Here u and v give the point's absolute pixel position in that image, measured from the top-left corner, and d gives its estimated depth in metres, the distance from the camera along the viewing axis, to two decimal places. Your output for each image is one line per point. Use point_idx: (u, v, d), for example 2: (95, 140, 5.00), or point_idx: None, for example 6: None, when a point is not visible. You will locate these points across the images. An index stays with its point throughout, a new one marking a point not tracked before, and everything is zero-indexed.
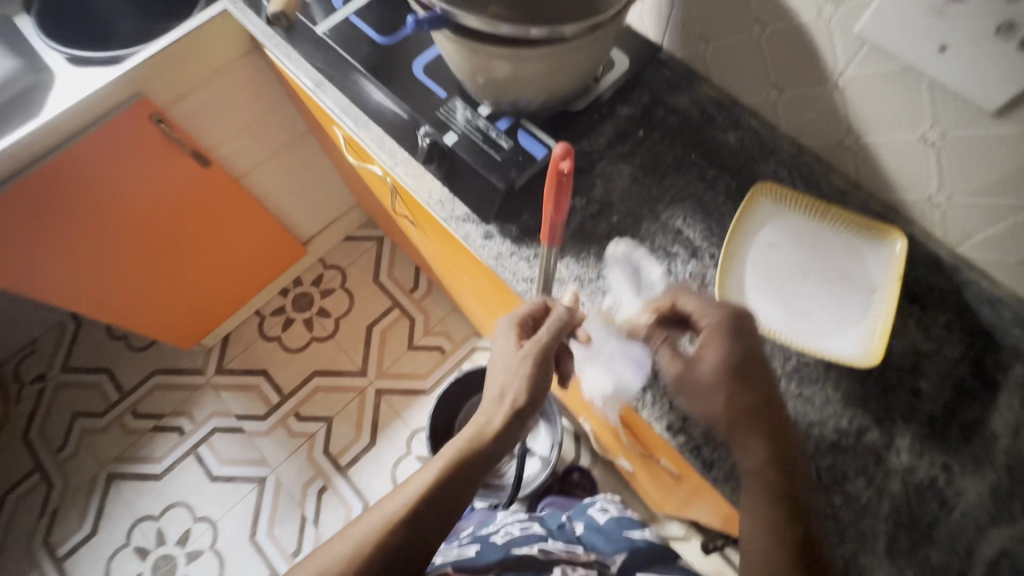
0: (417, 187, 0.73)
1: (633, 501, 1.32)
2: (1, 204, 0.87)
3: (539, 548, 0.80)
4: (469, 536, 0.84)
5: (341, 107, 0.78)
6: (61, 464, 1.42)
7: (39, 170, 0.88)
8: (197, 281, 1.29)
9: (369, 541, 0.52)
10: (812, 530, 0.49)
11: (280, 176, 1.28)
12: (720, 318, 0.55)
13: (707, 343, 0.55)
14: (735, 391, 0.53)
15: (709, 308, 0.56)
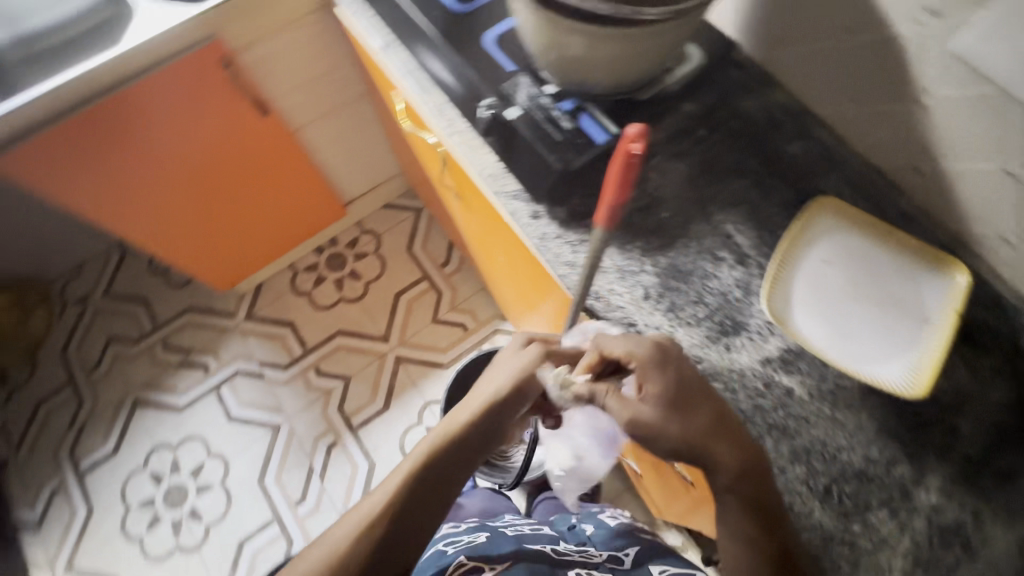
0: (470, 157, 0.72)
1: (635, 504, 1.32)
2: (74, 128, 0.91)
3: (551, 547, 0.81)
4: (480, 524, 0.85)
5: (407, 69, 0.79)
6: (93, 382, 1.49)
7: (112, 99, 0.91)
8: (239, 228, 1.33)
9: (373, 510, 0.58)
10: (781, 539, 0.54)
11: (333, 134, 1.29)
12: (645, 354, 0.56)
13: (644, 378, 0.56)
14: (685, 418, 0.55)
15: (633, 347, 0.57)
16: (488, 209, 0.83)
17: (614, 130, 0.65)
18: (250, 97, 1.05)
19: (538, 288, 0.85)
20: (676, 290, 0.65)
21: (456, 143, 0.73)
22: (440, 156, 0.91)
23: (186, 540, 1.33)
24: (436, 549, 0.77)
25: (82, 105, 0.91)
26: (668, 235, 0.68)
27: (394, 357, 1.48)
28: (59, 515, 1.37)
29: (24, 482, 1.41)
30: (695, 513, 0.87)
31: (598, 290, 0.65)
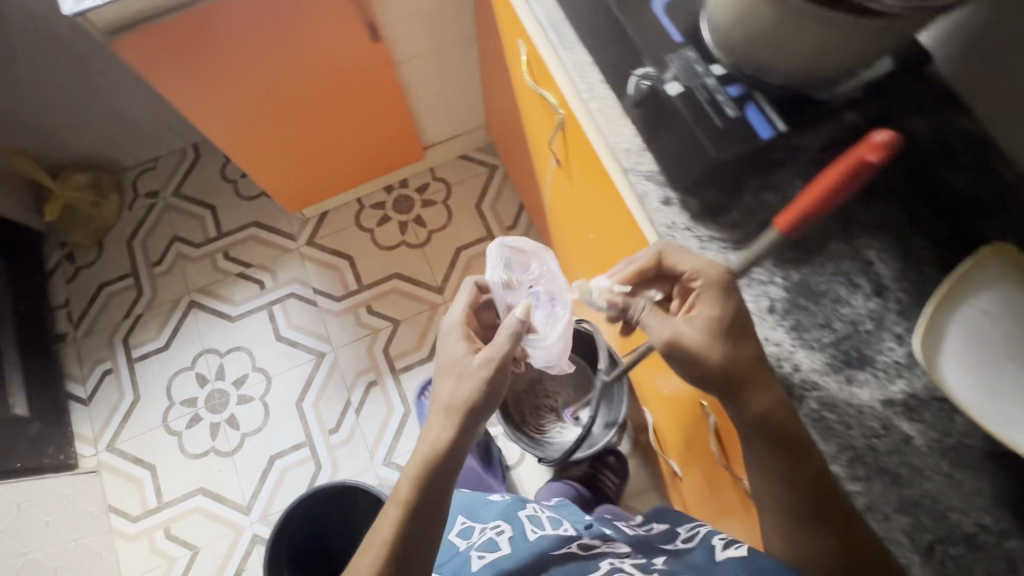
0: (606, 127, 0.69)
1: (659, 503, 1.31)
2: (195, 27, 0.87)
3: (578, 545, 0.85)
4: (502, 519, 0.98)
5: (552, 21, 0.75)
6: (154, 277, 1.53)
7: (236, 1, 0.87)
8: (318, 152, 1.31)
9: (420, 458, 0.75)
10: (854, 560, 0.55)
11: (432, 74, 1.25)
12: (715, 275, 0.58)
13: (700, 298, 0.59)
14: (737, 346, 0.57)
15: (702, 266, 0.59)
16: (601, 183, 0.80)
17: (780, 127, 0.58)
18: (365, 22, 1.01)
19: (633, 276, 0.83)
20: (803, 308, 0.61)
21: (593, 111, 0.70)
22: (557, 119, 0.88)
23: (221, 445, 1.38)
24: (463, 550, 0.93)
25: (199, 2, 0.86)
26: (804, 249, 0.63)
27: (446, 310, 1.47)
28: (108, 396, 1.43)
29: (80, 358, 1.47)
30: (738, 521, 0.87)
31: None
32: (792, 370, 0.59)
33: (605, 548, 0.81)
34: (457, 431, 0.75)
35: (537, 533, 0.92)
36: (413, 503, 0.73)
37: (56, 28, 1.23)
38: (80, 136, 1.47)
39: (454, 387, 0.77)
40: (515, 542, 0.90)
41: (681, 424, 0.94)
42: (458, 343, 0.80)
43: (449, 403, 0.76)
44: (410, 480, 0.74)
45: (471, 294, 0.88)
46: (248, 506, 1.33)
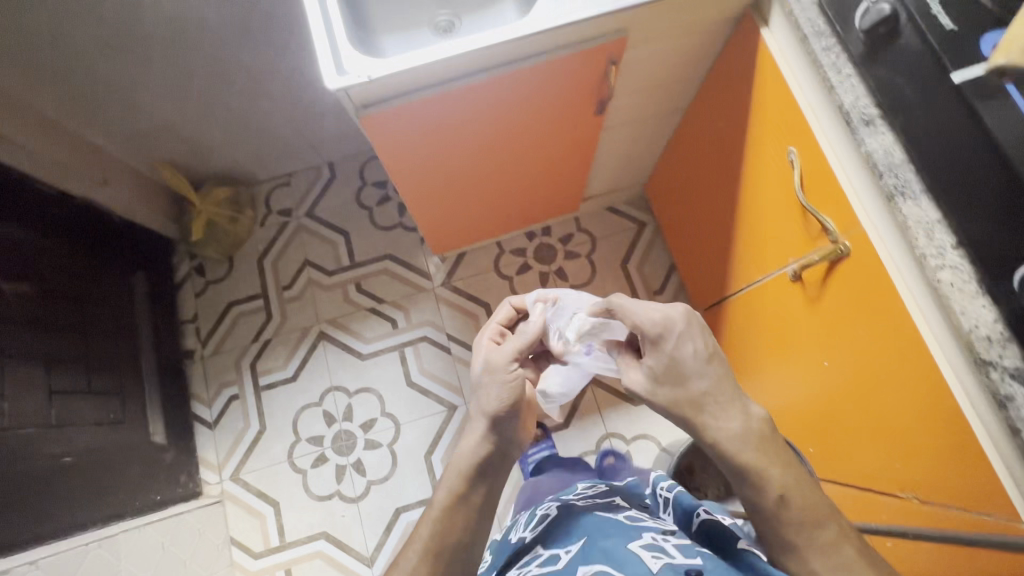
0: (954, 301, 0.60)
1: None
2: (425, 107, 0.79)
3: (624, 517, 0.76)
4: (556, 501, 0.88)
5: (888, 161, 0.64)
6: (284, 302, 1.48)
7: (474, 82, 0.78)
8: (487, 208, 1.22)
9: (464, 467, 0.75)
10: None
11: (625, 138, 1.14)
12: (640, 326, 0.69)
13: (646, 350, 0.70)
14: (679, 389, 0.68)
15: (633, 316, 0.70)
16: (900, 341, 0.70)
17: None
18: (600, 96, 0.91)
19: (905, 444, 0.73)
20: None
21: (942, 282, 0.60)
22: (827, 247, 0.78)
23: (347, 490, 1.34)
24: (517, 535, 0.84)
25: (434, 84, 0.77)
26: None
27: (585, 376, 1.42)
28: (233, 422, 1.40)
29: (205, 379, 1.43)
30: None
31: None
32: None
33: (652, 524, 0.73)
34: (485, 439, 0.76)
35: (587, 502, 0.83)
36: (450, 506, 0.73)
37: (241, 53, 1.17)
38: (229, 151, 1.42)
39: (480, 397, 0.78)
40: (562, 510, 0.82)
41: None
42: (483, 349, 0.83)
43: (476, 408, 0.78)
44: (447, 487, 0.74)
45: (508, 315, 0.90)
46: (371, 559, 1.30)
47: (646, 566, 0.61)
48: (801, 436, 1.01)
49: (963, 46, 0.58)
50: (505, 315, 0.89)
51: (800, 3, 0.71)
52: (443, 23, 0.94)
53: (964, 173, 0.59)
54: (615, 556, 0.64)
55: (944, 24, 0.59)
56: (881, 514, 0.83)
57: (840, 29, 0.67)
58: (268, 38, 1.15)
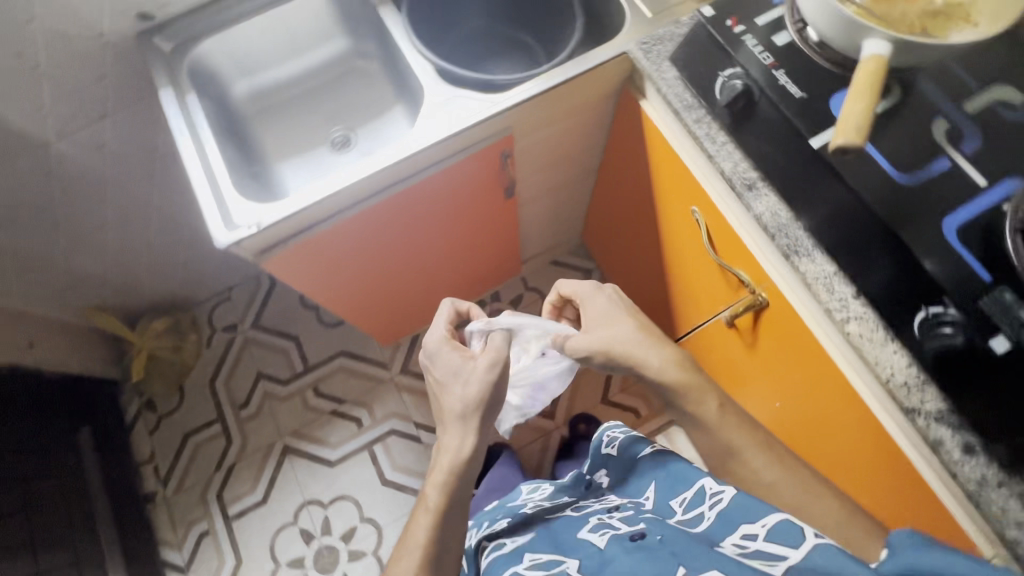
0: (868, 352, 0.60)
1: None
2: (330, 233, 0.79)
3: (571, 506, 0.78)
4: (502, 512, 0.86)
5: (776, 222, 0.65)
6: (242, 421, 1.43)
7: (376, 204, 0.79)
8: (426, 295, 1.20)
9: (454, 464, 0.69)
10: None
11: (547, 206, 1.16)
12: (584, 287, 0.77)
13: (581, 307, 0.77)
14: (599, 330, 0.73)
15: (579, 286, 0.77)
16: (833, 385, 0.70)
17: None
18: (506, 182, 0.92)
19: (866, 484, 0.72)
20: None
21: (852, 333, 0.60)
22: (748, 299, 0.78)
23: None
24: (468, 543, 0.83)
25: (337, 214, 0.78)
26: None
27: (560, 435, 1.38)
28: (207, 562, 1.33)
29: (171, 521, 1.36)
30: None
31: None
32: None
33: (598, 506, 0.75)
34: (478, 437, 0.70)
35: (536, 506, 0.81)
36: (443, 510, 0.69)
37: (151, 194, 1.16)
38: (159, 283, 1.39)
39: (459, 395, 0.70)
40: (512, 519, 0.81)
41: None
42: (449, 352, 0.73)
43: (452, 408, 0.70)
44: (438, 488, 0.69)
45: (451, 315, 0.81)
46: None
47: (595, 545, 0.64)
48: None
49: (817, 111, 0.61)
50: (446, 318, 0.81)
51: (666, 79, 0.73)
52: (338, 139, 0.95)
53: (845, 232, 0.61)
54: (564, 546, 0.67)
55: (793, 93, 0.62)
56: None
57: (706, 102, 0.69)
58: (176, 176, 1.15)
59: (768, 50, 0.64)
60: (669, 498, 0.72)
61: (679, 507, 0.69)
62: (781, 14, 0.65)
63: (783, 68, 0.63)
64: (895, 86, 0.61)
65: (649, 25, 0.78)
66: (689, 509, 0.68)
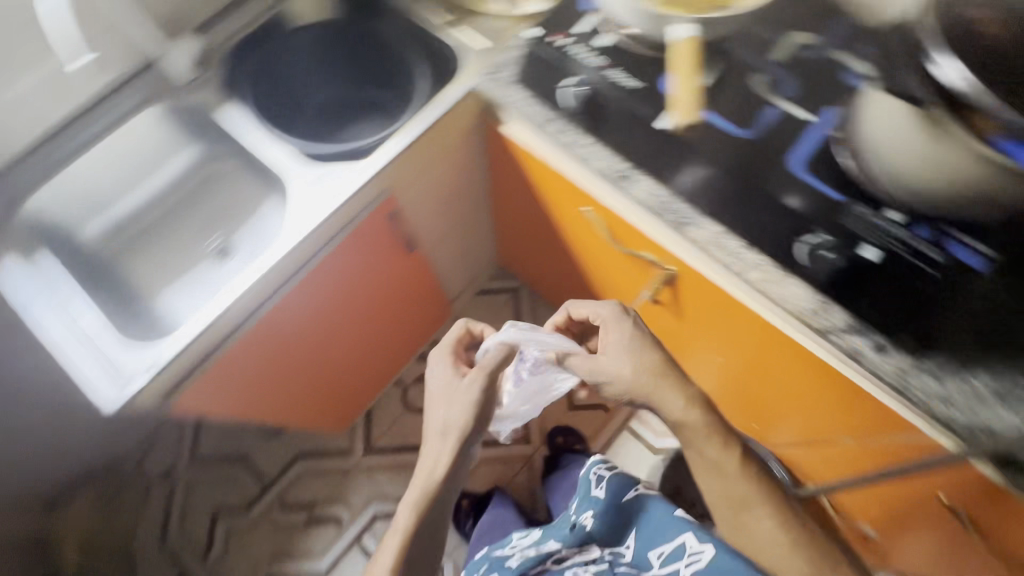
0: (775, 294, 0.63)
1: None
2: (234, 348, 0.75)
3: (553, 560, 0.83)
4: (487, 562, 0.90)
5: (659, 202, 0.66)
6: (211, 568, 1.29)
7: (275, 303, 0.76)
8: (364, 368, 1.16)
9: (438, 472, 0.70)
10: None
11: (455, 243, 1.16)
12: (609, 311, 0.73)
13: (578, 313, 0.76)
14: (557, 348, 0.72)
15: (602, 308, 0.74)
16: (757, 329, 0.74)
17: (985, 249, 0.59)
18: (403, 237, 0.91)
19: (816, 404, 0.78)
20: None
21: (755, 281, 0.63)
22: (660, 275, 0.82)
23: None
24: None
25: (237, 327, 0.74)
26: None
27: (542, 456, 1.37)
28: None
29: None
30: None
31: (991, 426, 0.58)
32: None
33: (576, 559, 0.81)
34: (456, 456, 0.70)
35: (521, 559, 0.86)
36: (415, 532, 0.68)
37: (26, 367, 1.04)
38: (69, 456, 1.24)
39: (445, 410, 0.71)
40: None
41: (875, 498, 0.91)
42: (443, 366, 0.75)
43: (433, 420, 0.72)
44: (409, 510, 0.69)
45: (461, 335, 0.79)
46: None
47: None
48: (736, 416, 1.04)
49: (655, 95, 0.67)
50: (457, 336, 0.79)
51: (516, 100, 0.73)
52: (218, 248, 0.90)
53: (717, 192, 0.65)
54: None
55: (631, 84, 0.67)
56: (843, 465, 0.87)
57: (558, 110, 0.71)
58: None
59: (596, 53, 0.70)
60: (647, 549, 0.78)
61: (657, 560, 0.76)
62: (597, 21, 0.72)
63: (613, 65, 0.69)
64: (714, 59, 0.67)
65: (489, 56, 0.82)
66: (666, 563, 0.74)
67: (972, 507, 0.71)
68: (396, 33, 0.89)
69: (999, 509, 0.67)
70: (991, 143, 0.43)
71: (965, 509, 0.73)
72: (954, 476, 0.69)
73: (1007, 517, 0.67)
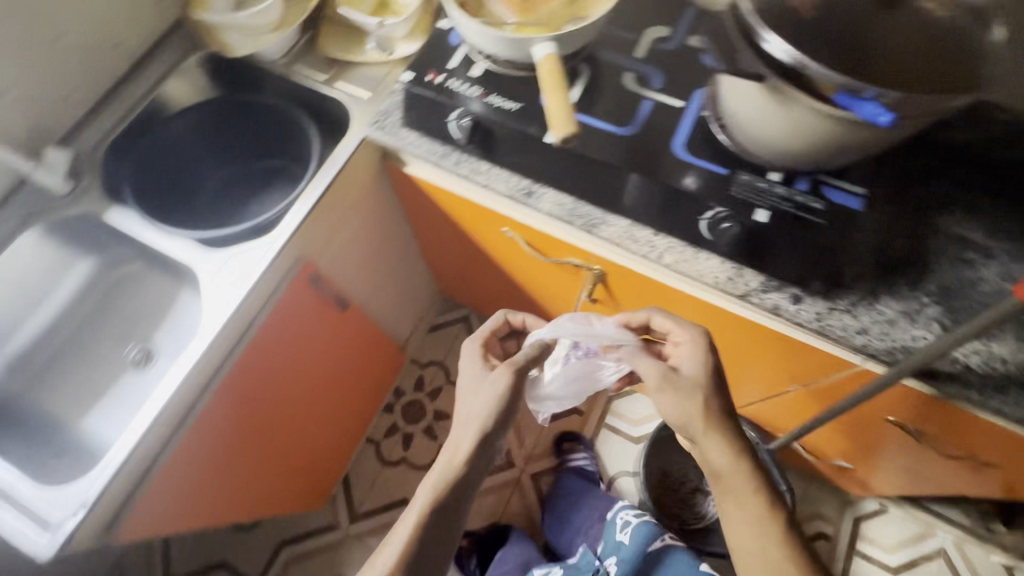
0: (690, 270, 0.68)
1: (835, 501, 1.30)
2: (177, 456, 0.71)
3: None
4: None
5: (566, 209, 0.71)
6: None
7: (210, 399, 0.73)
8: (329, 436, 1.13)
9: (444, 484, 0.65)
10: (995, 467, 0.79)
11: (392, 289, 1.15)
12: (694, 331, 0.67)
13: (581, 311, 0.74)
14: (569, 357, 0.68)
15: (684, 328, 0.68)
16: (688, 307, 0.77)
17: (860, 191, 0.63)
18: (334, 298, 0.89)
19: (761, 361, 0.82)
20: (963, 307, 0.65)
21: (671, 263, 0.68)
22: (589, 276, 0.84)
23: None
24: None
25: (174, 434, 0.70)
26: (921, 260, 0.67)
27: (530, 475, 1.35)
28: None
29: None
30: (951, 479, 0.92)
31: (904, 344, 0.63)
32: (1002, 365, 0.63)
33: None
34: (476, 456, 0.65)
35: None
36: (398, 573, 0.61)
37: None
38: None
39: (474, 402, 0.67)
40: None
41: (837, 432, 0.96)
42: (474, 358, 0.73)
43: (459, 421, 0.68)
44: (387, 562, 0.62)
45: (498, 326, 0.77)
46: None
47: None
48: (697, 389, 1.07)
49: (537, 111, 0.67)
50: (494, 328, 0.77)
51: (412, 143, 0.76)
52: (139, 356, 0.85)
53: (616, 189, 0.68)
54: None
55: (510, 108, 0.68)
56: (802, 410, 0.91)
57: (453, 144, 0.73)
58: None
59: (472, 83, 0.70)
60: None
61: None
62: (466, 52, 0.72)
63: (492, 91, 0.69)
64: (582, 67, 0.70)
65: (373, 104, 0.82)
66: None
67: (918, 419, 0.76)
68: (279, 97, 0.89)
69: (939, 416, 0.71)
70: (829, 101, 0.47)
71: (912, 421, 0.78)
72: (894, 397, 0.73)
73: (947, 422, 0.72)
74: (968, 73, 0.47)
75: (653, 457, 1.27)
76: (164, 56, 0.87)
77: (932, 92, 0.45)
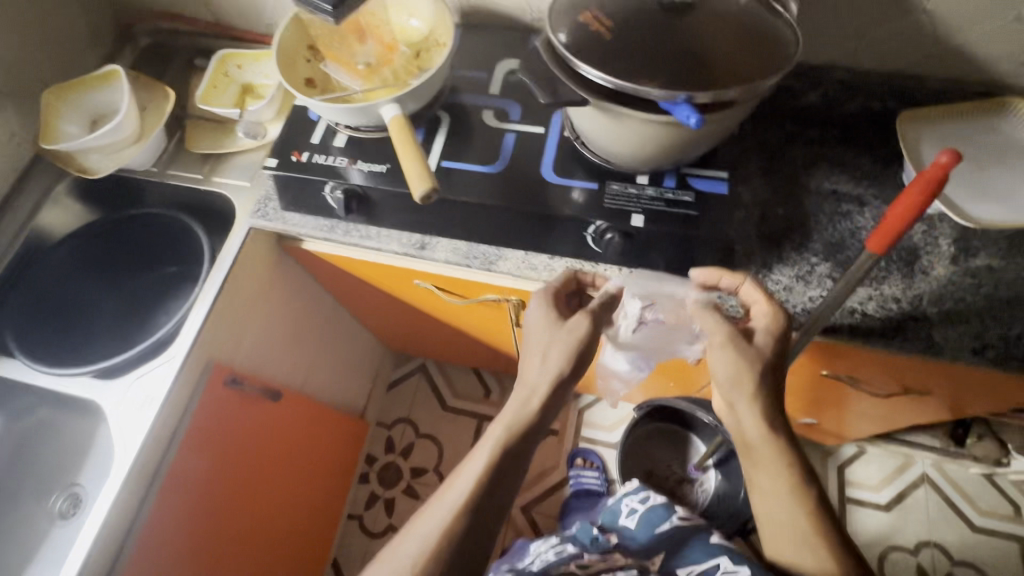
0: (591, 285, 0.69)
1: (816, 454, 1.32)
2: None
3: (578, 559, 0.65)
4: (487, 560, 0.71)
5: (462, 253, 0.71)
6: None
7: (140, 532, 0.69)
8: (301, 526, 1.08)
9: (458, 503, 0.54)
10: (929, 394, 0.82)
11: (330, 362, 1.12)
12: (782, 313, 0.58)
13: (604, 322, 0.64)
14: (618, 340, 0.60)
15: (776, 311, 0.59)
16: None
17: (723, 174, 0.66)
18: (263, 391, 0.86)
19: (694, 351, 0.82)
20: (847, 258, 0.67)
21: None
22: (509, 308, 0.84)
23: None
24: None
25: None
26: (802, 224, 0.69)
27: (520, 509, 1.32)
28: None
29: None
30: (902, 412, 0.95)
31: (804, 306, 0.65)
32: (894, 305, 0.65)
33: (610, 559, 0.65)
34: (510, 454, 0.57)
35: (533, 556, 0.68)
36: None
37: None
38: None
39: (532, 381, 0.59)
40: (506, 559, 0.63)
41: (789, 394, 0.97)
42: (546, 310, 0.62)
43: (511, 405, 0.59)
44: None
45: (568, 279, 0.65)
46: None
47: None
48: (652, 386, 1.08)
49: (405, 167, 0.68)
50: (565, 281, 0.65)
51: (296, 222, 0.74)
52: (66, 505, 0.80)
53: (501, 225, 0.68)
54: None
55: (381, 168, 0.69)
56: None
57: (335, 216, 0.73)
58: None
59: (339, 154, 0.70)
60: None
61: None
62: (326, 125, 0.72)
63: (358, 158, 0.70)
64: (443, 115, 0.72)
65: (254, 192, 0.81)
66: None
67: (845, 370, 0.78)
68: (162, 205, 0.88)
69: (863, 363, 0.73)
70: (656, 109, 0.49)
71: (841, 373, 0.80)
72: (818, 356, 0.75)
73: (870, 367, 0.74)
74: (766, 57, 0.49)
75: (633, 459, 1.27)
76: (28, 193, 0.84)
77: (738, 82, 0.47)
